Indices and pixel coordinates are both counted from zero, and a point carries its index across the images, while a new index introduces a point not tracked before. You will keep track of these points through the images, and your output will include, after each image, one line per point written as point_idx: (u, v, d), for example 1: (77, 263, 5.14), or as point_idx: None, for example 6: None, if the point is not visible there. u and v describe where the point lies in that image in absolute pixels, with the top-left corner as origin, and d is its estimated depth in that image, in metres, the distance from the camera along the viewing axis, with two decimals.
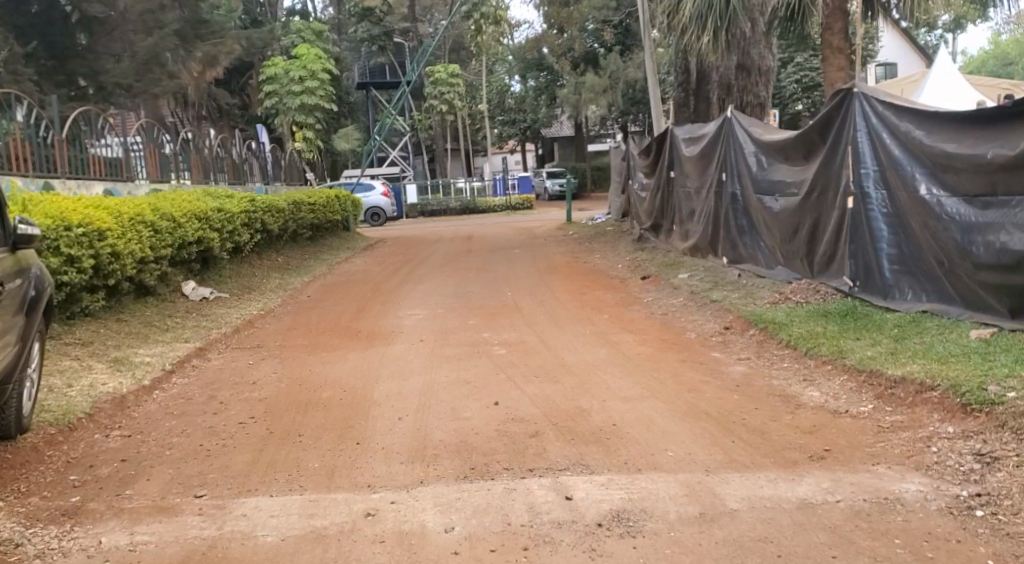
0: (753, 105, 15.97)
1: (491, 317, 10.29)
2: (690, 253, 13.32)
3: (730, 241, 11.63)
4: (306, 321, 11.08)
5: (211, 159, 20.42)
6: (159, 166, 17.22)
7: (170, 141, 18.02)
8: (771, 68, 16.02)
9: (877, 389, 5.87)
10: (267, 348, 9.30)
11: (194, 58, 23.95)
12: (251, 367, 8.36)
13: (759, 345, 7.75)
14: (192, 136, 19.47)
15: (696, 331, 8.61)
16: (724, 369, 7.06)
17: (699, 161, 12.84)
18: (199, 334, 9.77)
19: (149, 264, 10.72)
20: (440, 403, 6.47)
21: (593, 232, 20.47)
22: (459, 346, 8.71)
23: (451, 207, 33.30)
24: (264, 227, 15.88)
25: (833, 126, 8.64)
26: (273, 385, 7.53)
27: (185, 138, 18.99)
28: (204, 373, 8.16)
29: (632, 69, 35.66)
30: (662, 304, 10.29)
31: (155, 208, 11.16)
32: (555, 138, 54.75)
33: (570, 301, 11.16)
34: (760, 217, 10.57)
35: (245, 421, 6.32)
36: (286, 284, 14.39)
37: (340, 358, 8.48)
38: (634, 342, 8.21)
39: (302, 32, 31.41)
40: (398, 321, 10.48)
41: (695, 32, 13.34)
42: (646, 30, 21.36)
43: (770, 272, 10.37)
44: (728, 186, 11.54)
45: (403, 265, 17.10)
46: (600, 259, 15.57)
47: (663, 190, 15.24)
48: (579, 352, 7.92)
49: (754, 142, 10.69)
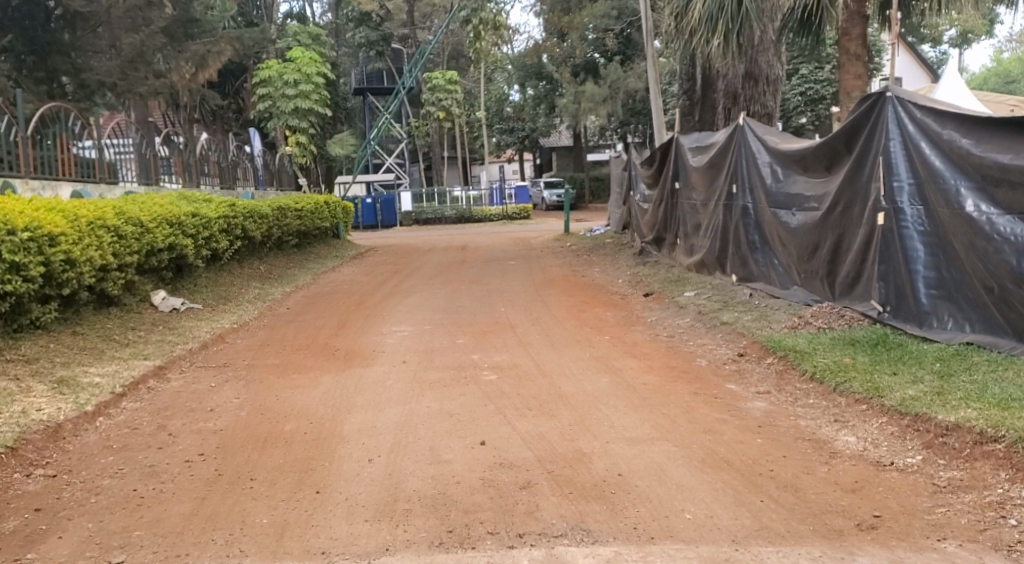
0: (761, 115, 15.19)
1: (483, 336, 9.47)
2: (696, 269, 12.52)
3: (740, 258, 10.83)
4: (281, 336, 10.23)
5: (199, 161, 19.60)
6: (142, 168, 16.38)
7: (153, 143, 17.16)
8: (780, 78, 15.27)
9: (926, 437, 5.08)
10: (235, 368, 8.45)
11: (183, 58, 23.13)
12: (214, 391, 7.51)
13: (779, 376, 6.94)
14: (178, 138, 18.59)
15: (707, 358, 7.80)
16: (742, 404, 6.26)
17: (706, 171, 12.03)
18: (162, 351, 8.93)
19: (112, 271, 9.89)
20: (419, 440, 5.65)
21: (592, 244, 19.65)
22: (444, 370, 7.87)
23: (446, 216, 32.48)
24: (245, 233, 15.04)
25: (861, 134, 7.86)
26: (233, 413, 6.69)
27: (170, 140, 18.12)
28: (160, 398, 7.31)
29: (633, 79, 34.84)
30: (667, 325, 9.46)
31: (120, 212, 10.32)
32: (553, 148, 54.04)
33: (567, 319, 10.34)
34: (774, 232, 9.76)
35: (194, 458, 5.50)
36: (266, 294, 13.54)
37: (313, 383, 7.65)
38: (638, 369, 7.39)
39: (298, 35, 29.64)
40: (380, 340, 9.64)
41: (705, 34, 12.53)
42: (649, 39, 20.62)
43: (785, 292, 9.56)
44: (738, 199, 10.75)
45: (391, 275, 16.27)
46: (600, 274, 14.76)
47: (667, 201, 14.45)
48: (579, 379, 7.11)
49: (768, 151, 9.90)
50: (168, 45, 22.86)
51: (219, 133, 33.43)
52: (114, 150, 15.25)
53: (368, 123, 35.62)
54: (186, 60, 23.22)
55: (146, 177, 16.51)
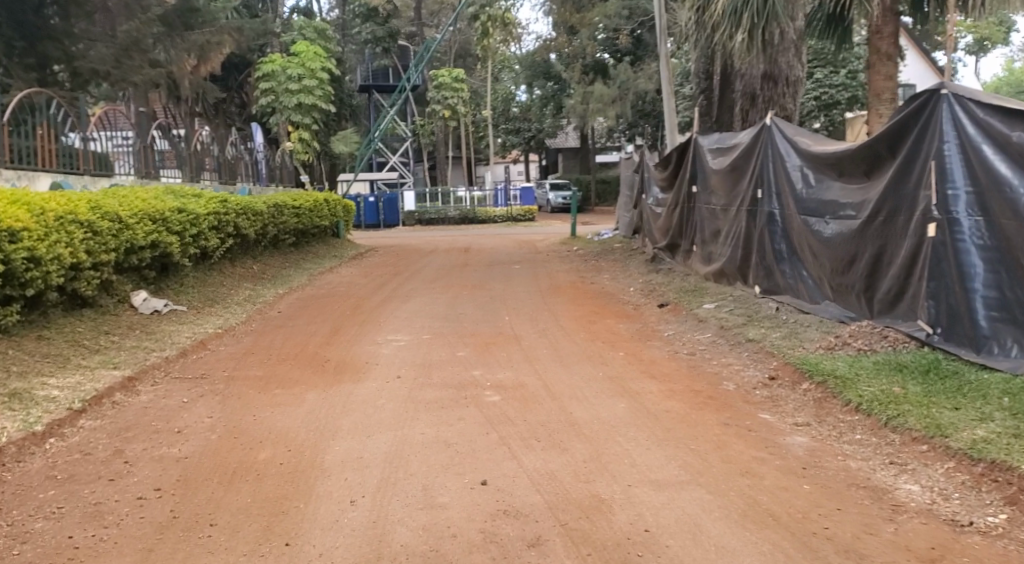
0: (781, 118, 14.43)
1: (484, 348, 8.71)
2: (714, 278, 11.74)
3: (765, 268, 10.06)
4: (268, 344, 9.45)
5: (200, 154, 18.93)
6: (140, 162, 15.73)
7: (157, 136, 16.65)
8: (801, 80, 14.53)
9: (1008, 491, 4.33)
10: (213, 381, 7.68)
11: (180, 50, 22.33)
12: (185, 408, 6.74)
13: (818, 405, 6.17)
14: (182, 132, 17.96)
15: (734, 381, 7.03)
16: (781, 439, 5.49)
17: (728, 175, 11.27)
18: (134, 360, 8.17)
19: (85, 271, 9.19)
20: (411, 477, 4.89)
21: (601, 249, 18.87)
22: (443, 387, 7.11)
23: (449, 216, 31.67)
24: (237, 231, 14.28)
25: (907, 135, 7.08)
26: (202, 436, 5.92)
27: (173, 135, 17.47)
28: (124, 416, 6.54)
29: (643, 80, 34.04)
30: (686, 341, 8.70)
31: (97, 206, 9.59)
32: (560, 149, 53.39)
33: (577, 331, 9.58)
34: (804, 241, 9.00)
35: (148, 495, 4.74)
36: (258, 295, 12.81)
37: (297, 401, 6.87)
38: (658, 393, 6.62)
39: (304, 30, 28.90)
40: (375, 350, 8.86)
41: (728, 29, 11.74)
42: (663, 39, 19.89)
43: (815, 307, 8.79)
44: (765, 205, 9.98)
45: (390, 278, 15.51)
46: (610, 281, 13.99)
47: (683, 205, 13.68)
48: (594, 405, 6.33)
49: (799, 153, 9.14)
50: (165, 34, 22.02)
51: (221, 127, 32.76)
52: (105, 141, 14.55)
53: (372, 121, 34.84)
54: (184, 51, 22.44)
55: (140, 171, 15.77)
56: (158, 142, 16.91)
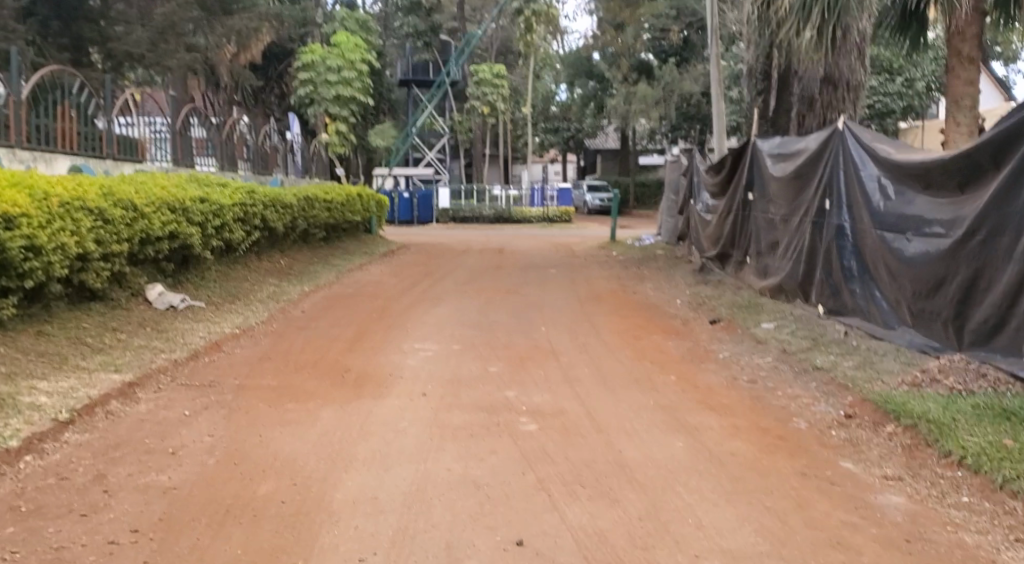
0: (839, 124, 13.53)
1: (520, 364, 7.95)
2: (771, 293, 10.88)
3: (831, 286, 9.18)
4: (286, 348, 8.72)
5: (237, 142, 18.38)
6: (175, 148, 15.20)
7: (196, 122, 16.23)
8: (863, 83, 13.65)
9: None
10: (221, 389, 6.94)
11: (216, 34, 21.65)
12: (185, 422, 6.00)
13: (910, 453, 5.33)
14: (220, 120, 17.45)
15: (806, 419, 6.20)
16: (871, 497, 4.65)
17: (792, 182, 10.41)
18: (137, 363, 7.45)
19: (94, 262, 8.54)
20: (432, 529, 4.15)
21: (641, 256, 18.04)
22: (474, 410, 6.34)
23: (484, 215, 30.92)
24: (265, 224, 13.61)
25: (1017, 145, 6.21)
26: (198, 460, 5.18)
27: (212, 122, 16.97)
28: (116, 430, 5.82)
29: (689, 81, 33.26)
30: (744, 367, 7.89)
31: (111, 193, 8.92)
32: (598, 150, 52.50)
33: (621, 347, 8.77)
34: (880, 259, 8.12)
35: (121, 539, 4.05)
36: (282, 293, 12.09)
37: (309, 418, 6.11)
38: (720, 431, 5.80)
39: (346, 21, 28.39)
40: (400, 360, 8.13)
41: (796, 24, 10.75)
42: (713, 39, 19.03)
43: (890, 333, 7.91)
44: (834, 217, 9.09)
45: (421, 278, 14.80)
46: (655, 292, 13.16)
47: (737, 213, 12.80)
48: (647, 443, 5.53)
49: (878, 161, 8.25)
50: (203, 19, 21.38)
51: (259, 117, 32.39)
52: (140, 125, 14.02)
53: (409, 115, 34.18)
54: (221, 36, 21.78)
55: (175, 157, 15.18)
56: (196, 130, 16.40)
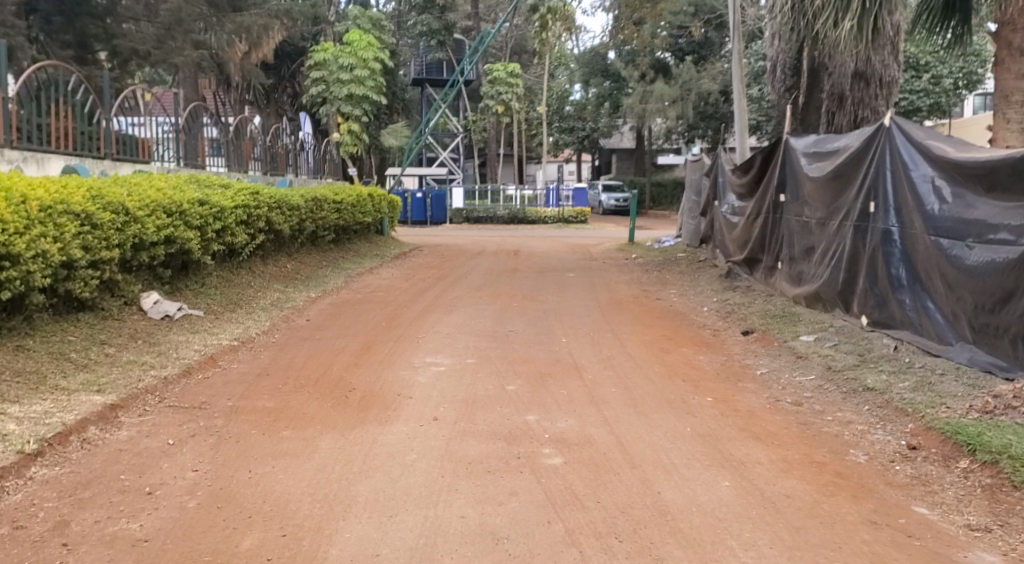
0: (871, 122, 12.79)
1: (540, 381, 7.28)
2: (808, 302, 10.17)
3: (875, 296, 8.50)
4: (287, 363, 8.08)
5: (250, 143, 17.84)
6: (183, 149, 14.63)
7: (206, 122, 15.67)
8: (895, 80, 12.94)
9: None
10: (212, 413, 6.29)
11: (226, 31, 20.84)
12: (168, 454, 5.35)
13: (992, 496, 4.67)
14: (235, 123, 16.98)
15: (866, 450, 5.52)
16: (957, 556, 4.05)
17: (830, 182, 9.70)
18: (123, 382, 6.81)
19: (82, 270, 7.95)
20: None
21: (662, 259, 17.33)
22: (491, 438, 5.67)
23: (498, 215, 30.24)
24: (270, 226, 12.98)
25: None
26: (176, 501, 4.58)
27: (224, 122, 16.45)
28: (91, 463, 5.18)
29: (707, 80, 32.55)
30: (787, 386, 7.19)
31: (100, 196, 8.32)
32: (614, 149, 51.67)
33: (650, 362, 8.08)
34: (933, 268, 7.46)
35: None
36: (286, 300, 11.46)
37: (307, 449, 5.47)
38: (770, 466, 5.13)
39: (359, 19, 27.71)
40: (410, 376, 7.48)
41: (833, 14, 9.93)
42: (735, 34, 18.30)
43: (946, 349, 7.26)
44: (879, 221, 8.41)
45: (434, 282, 14.13)
46: (680, 298, 12.45)
47: (768, 215, 12.09)
48: (689, 481, 4.87)
49: (932, 160, 7.58)
50: (211, 15, 20.62)
51: (270, 117, 31.84)
52: (150, 125, 13.50)
53: (423, 114, 33.54)
54: (231, 33, 20.97)
55: (182, 157, 14.61)
56: (208, 129, 15.89)
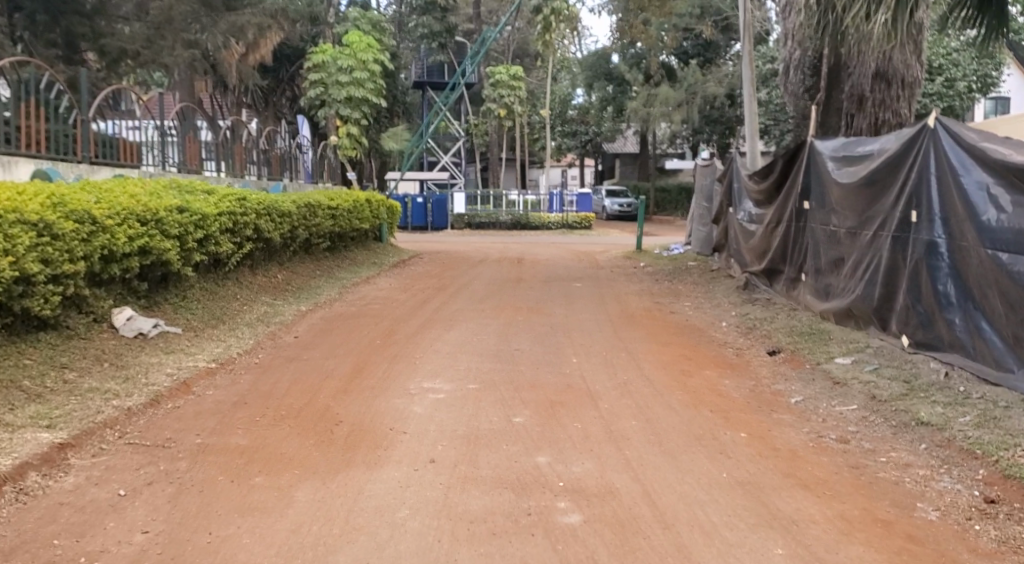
0: (893, 126, 12.02)
1: (551, 412, 6.49)
2: (838, 317, 9.36)
3: (919, 314, 7.68)
4: (270, 389, 7.26)
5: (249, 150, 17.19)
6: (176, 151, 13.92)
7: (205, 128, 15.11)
8: (918, 82, 12.14)
9: None
10: (176, 454, 5.48)
11: (220, 32, 19.73)
12: (117, 509, 4.56)
13: None
14: (231, 125, 16.26)
15: (936, 501, 4.74)
16: None
17: (862, 189, 8.87)
18: (79, 415, 5.99)
19: (43, 285, 7.15)
20: None
21: (673, 268, 16.50)
22: (497, 485, 4.89)
23: (501, 221, 29.41)
24: (259, 234, 12.16)
25: None
26: None
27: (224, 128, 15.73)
28: (23, 522, 4.40)
29: (713, 83, 31.81)
30: (829, 419, 6.39)
31: (59, 204, 7.52)
32: (617, 154, 50.86)
33: (672, 388, 7.28)
34: (988, 284, 6.66)
35: None
36: (274, 314, 10.63)
37: (282, 501, 4.68)
38: (826, 526, 4.37)
39: (359, 21, 26.95)
40: (405, 406, 6.68)
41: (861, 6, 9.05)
42: (746, 39, 17.54)
43: (1008, 377, 6.45)
44: (924, 231, 7.59)
45: (433, 293, 13.34)
46: (696, 311, 11.65)
47: (791, 222, 11.27)
48: (734, 547, 4.13)
49: (987, 164, 6.77)
50: (204, 15, 19.42)
51: (269, 121, 31.10)
52: (138, 128, 12.76)
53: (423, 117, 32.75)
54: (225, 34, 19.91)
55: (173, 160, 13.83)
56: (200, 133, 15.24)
